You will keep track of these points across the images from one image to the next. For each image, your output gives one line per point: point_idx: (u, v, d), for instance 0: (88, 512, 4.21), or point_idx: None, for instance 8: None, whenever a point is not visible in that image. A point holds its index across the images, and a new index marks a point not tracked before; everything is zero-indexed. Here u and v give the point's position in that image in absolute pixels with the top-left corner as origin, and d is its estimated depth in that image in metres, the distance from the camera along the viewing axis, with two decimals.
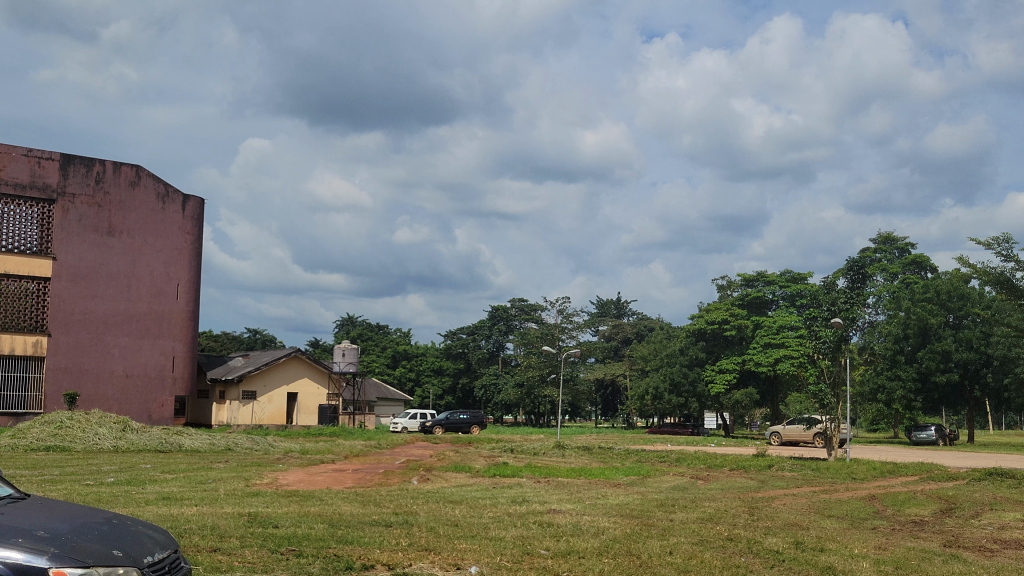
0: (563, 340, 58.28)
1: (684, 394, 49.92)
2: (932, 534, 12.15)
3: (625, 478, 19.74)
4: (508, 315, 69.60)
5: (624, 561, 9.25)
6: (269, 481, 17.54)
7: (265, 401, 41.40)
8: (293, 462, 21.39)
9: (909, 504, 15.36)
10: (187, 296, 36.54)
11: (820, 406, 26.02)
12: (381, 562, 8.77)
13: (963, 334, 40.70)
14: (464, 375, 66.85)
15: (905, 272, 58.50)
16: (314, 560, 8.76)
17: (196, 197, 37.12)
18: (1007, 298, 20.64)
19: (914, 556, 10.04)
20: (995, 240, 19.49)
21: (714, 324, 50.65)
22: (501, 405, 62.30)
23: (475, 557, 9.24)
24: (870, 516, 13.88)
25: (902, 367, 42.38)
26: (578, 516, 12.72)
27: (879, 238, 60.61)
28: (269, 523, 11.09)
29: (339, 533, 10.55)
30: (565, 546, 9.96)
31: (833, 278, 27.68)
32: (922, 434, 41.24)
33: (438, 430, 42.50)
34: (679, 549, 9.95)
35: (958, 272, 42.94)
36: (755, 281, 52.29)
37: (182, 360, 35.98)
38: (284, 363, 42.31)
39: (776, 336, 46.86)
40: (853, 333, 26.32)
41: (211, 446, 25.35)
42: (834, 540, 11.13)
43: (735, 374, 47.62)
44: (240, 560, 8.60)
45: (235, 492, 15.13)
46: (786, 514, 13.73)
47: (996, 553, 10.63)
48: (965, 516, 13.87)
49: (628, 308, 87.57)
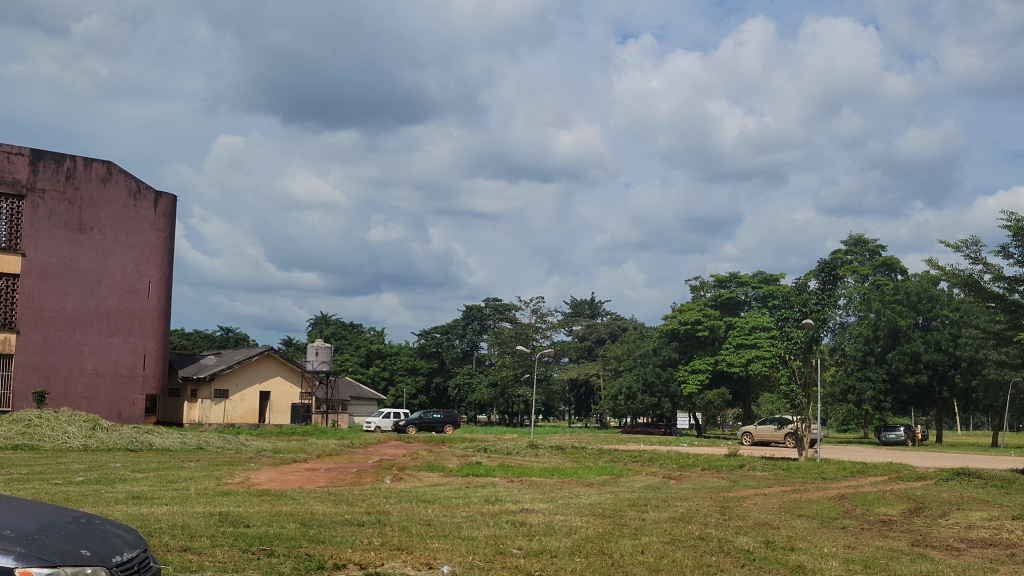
0: (537, 340, 58.33)
1: (658, 394, 50.13)
2: (901, 533, 12.30)
3: (598, 478, 19.76)
4: (482, 315, 69.58)
5: (596, 560, 9.27)
6: (240, 481, 17.41)
7: (237, 400, 41.11)
8: (265, 462, 21.24)
9: (878, 504, 15.53)
10: (158, 294, 36.35)
11: (791, 406, 26.25)
12: (353, 562, 8.74)
13: (933, 335, 41.18)
14: (437, 375, 67.32)
15: (876, 273, 59.14)
16: (286, 560, 8.71)
17: (168, 194, 36.91)
18: (975, 299, 20.90)
19: (882, 556, 10.15)
20: (963, 241, 19.80)
21: (687, 325, 50.86)
22: (475, 404, 62.24)
23: (447, 557, 9.23)
24: (840, 516, 14.02)
25: (872, 368, 42.74)
26: (550, 516, 12.74)
27: (850, 240, 61.27)
28: (240, 523, 10.99)
29: (310, 533, 10.52)
30: (538, 546, 9.97)
31: (804, 278, 27.91)
32: (891, 435, 41.65)
33: (411, 429, 42.37)
34: (651, 549, 10.00)
35: (928, 273, 43.42)
36: (728, 282, 52.62)
37: (153, 359, 35.80)
38: (256, 362, 42.09)
39: (748, 337, 47.24)
40: (824, 334, 26.60)
41: (182, 445, 25.15)
42: (804, 539, 11.23)
43: (708, 374, 47.84)
44: (211, 559, 8.57)
45: (206, 492, 15.01)
46: (757, 514, 13.85)
47: (962, 552, 10.78)
48: (933, 516, 14.05)
49: (601, 308, 87.76)
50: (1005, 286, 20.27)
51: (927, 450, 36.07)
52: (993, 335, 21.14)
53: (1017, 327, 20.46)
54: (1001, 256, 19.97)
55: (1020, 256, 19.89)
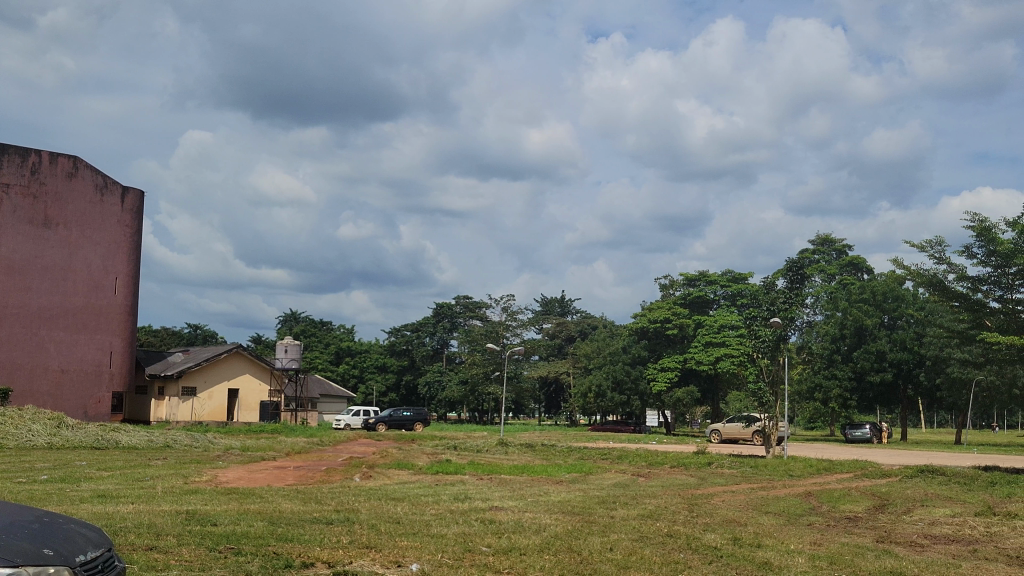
0: (507, 338, 58.36)
1: (627, 392, 50.25)
2: (865, 530, 12.47)
3: (568, 476, 19.81)
4: (452, 313, 70.07)
5: (564, 557, 9.31)
6: (207, 480, 17.20)
7: (205, 397, 40.80)
8: (234, 459, 21.19)
9: (843, 500, 15.71)
10: (125, 290, 36.05)
11: (759, 404, 26.53)
12: (321, 560, 8.71)
13: (898, 334, 41.78)
14: (408, 372, 67.00)
15: (842, 272, 59.77)
16: (253, 559, 8.65)
17: (135, 190, 36.60)
18: (939, 298, 21.21)
19: (847, 552, 10.26)
20: (927, 241, 20.10)
21: (656, 323, 51.15)
22: (445, 402, 62.13)
23: (416, 555, 9.22)
24: (806, 512, 14.17)
25: (839, 366, 43.12)
26: (519, 513, 12.79)
27: (817, 239, 61.88)
28: (207, 523, 10.83)
29: (278, 531, 10.48)
30: (507, 543, 10.01)
31: (772, 277, 28.19)
32: (857, 432, 42.10)
33: (381, 426, 42.26)
34: (619, 546, 10.07)
35: (893, 273, 43.95)
36: (696, 281, 52.94)
37: (120, 356, 35.48)
38: (225, 359, 41.84)
39: (717, 335, 47.61)
40: (791, 332, 26.87)
41: (148, 443, 24.92)
42: (771, 536, 11.36)
43: (677, 372, 48.09)
44: (177, 558, 8.50)
45: (173, 490, 14.91)
46: (724, 510, 13.97)
47: (926, 549, 10.94)
48: (897, 512, 14.25)
49: (572, 306, 87.93)
50: (968, 286, 20.56)
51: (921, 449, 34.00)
52: (957, 334, 21.41)
53: (979, 326, 20.77)
54: (965, 257, 20.28)
55: (983, 257, 20.19)
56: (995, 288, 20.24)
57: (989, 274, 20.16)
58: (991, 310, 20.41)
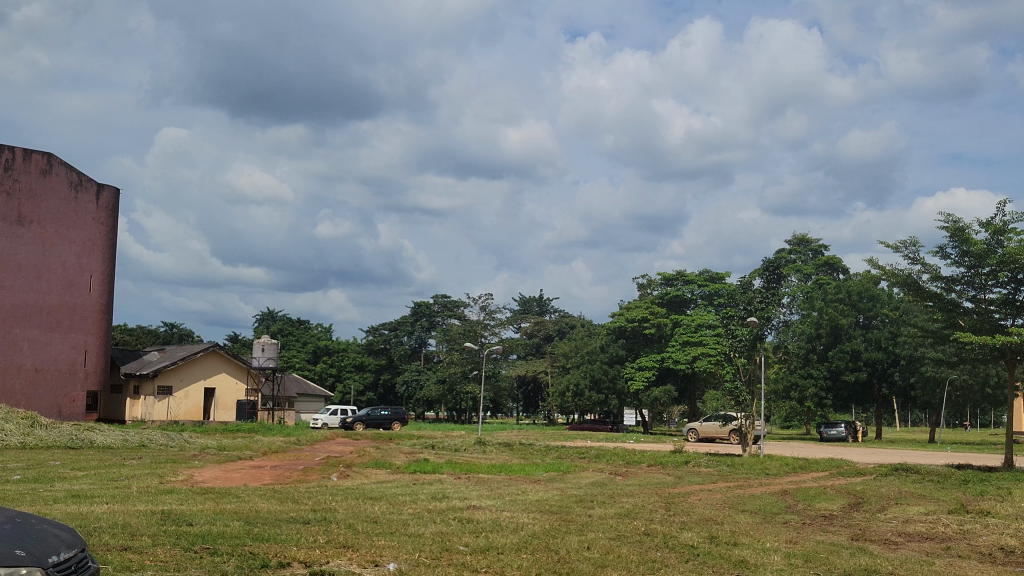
0: (485, 337, 58.35)
1: (604, 391, 50.28)
2: (840, 528, 12.59)
3: (546, 475, 19.83)
4: (430, 312, 69.69)
5: (543, 556, 9.33)
6: (183, 480, 17.03)
7: (181, 397, 40.51)
8: (210, 458, 21.09)
9: (819, 499, 15.83)
10: (100, 289, 35.80)
11: (735, 403, 26.61)
12: (298, 560, 8.68)
13: (872, 334, 42.19)
14: (386, 371, 66.84)
15: (818, 272, 60.23)
16: (230, 559, 8.61)
17: (110, 187, 36.33)
18: (913, 298, 21.42)
19: (824, 550, 10.37)
20: (901, 242, 20.30)
21: (633, 322, 51.34)
22: (423, 401, 62.05)
23: (393, 554, 9.24)
24: (782, 511, 14.27)
25: (815, 365, 43.40)
26: (497, 512, 12.79)
27: (793, 239, 62.30)
28: (183, 523, 10.76)
29: (255, 530, 10.45)
30: (484, 542, 10.03)
31: (749, 276, 28.35)
32: (832, 431, 42.39)
33: (358, 426, 42.14)
34: (596, 545, 10.08)
35: (868, 273, 44.31)
36: (674, 281, 53.13)
37: (94, 354, 35.21)
38: (202, 357, 41.62)
39: (694, 334, 47.88)
40: (768, 331, 27.08)
41: (124, 442, 24.74)
42: (748, 534, 11.44)
43: (654, 371, 48.27)
44: (152, 559, 8.45)
45: (149, 490, 14.82)
46: (701, 510, 14.05)
47: (900, 545, 11.09)
48: (872, 510, 14.39)
49: (550, 305, 88.01)
50: (942, 286, 20.77)
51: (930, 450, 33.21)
52: (931, 333, 21.62)
53: (953, 326, 20.99)
54: (938, 257, 20.49)
55: (956, 257, 20.40)
56: (968, 288, 20.46)
57: (963, 274, 20.39)
58: (964, 310, 20.63)
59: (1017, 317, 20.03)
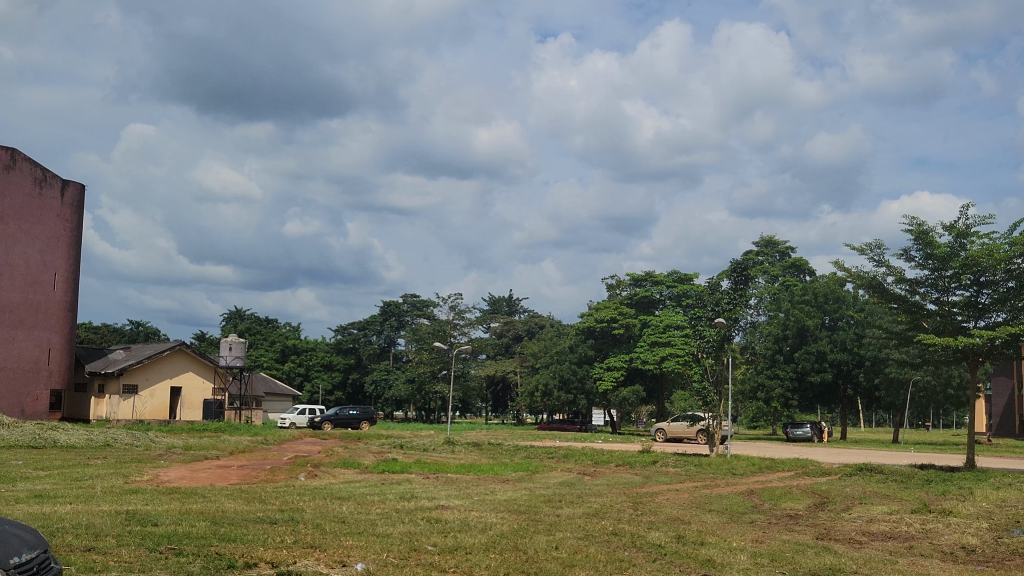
0: (454, 336, 58.25)
1: (573, 391, 50.40)
2: (806, 527, 12.76)
3: (515, 474, 19.84)
4: (400, 311, 69.79)
5: (511, 556, 9.32)
6: (148, 480, 16.82)
7: (147, 395, 40.06)
8: (175, 458, 20.87)
9: (785, 499, 15.99)
10: (64, 286, 35.36)
11: (703, 404, 26.77)
12: (264, 560, 8.64)
13: (838, 335, 42.62)
14: (354, 371, 66.73)
15: (785, 274, 60.94)
16: (195, 559, 8.55)
17: (75, 182, 35.92)
18: (877, 300, 21.67)
19: (788, 548, 10.49)
20: (866, 245, 20.54)
21: (602, 323, 51.54)
22: (392, 400, 61.86)
23: (361, 553, 9.22)
24: (748, 511, 14.40)
25: (781, 366, 43.78)
26: (466, 512, 12.78)
27: (761, 241, 62.89)
28: (147, 523, 10.65)
29: (221, 531, 10.36)
30: (453, 542, 10.02)
31: (716, 278, 28.53)
32: (798, 432, 42.79)
33: (327, 426, 41.91)
34: (564, 544, 10.10)
35: (834, 275, 44.73)
36: (643, 281, 53.30)
37: (58, 353, 34.72)
38: (168, 356, 41.22)
39: (662, 335, 48.14)
40: (735, 332, 27.27)
41: (88, 442, 24.39)
42: (715, 533, 11.54)
43: (622, 372, 48.46)
44: (116, 559, 8.39)
45: (114, 489, 14.64)
46: (670, 509, 14.13)
47: (864, 545, 11.20)
48: (837, 510, 14.54)
49: (519, 305, 88.14)
50: (906, 288, 21.03)
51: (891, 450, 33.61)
52: (895, 335, 21.89)
53: (917, 327, 21.26)
54: (903, 260, 20.75)
55: (920, 260, 20.66)
56: (932, 290, 20.74)
57: (926, 277, 20.65)
58: (928, 312, 20.91)
59: (979, 319, 20.32)
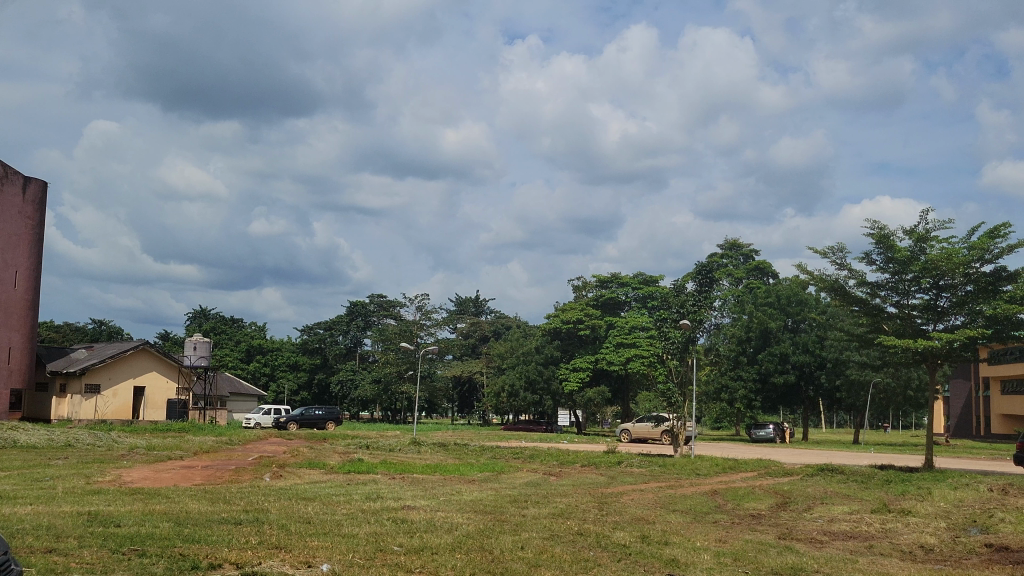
0: (421, 337, 58.16)
1: (539, 392, 50.42)
2: (768, 526, 12.97)
3: (481, 475, 19.85)
4: (366, 311, 69.10)
5: (476, 556, 9.40)
6: (111, 480, 16.74)
7: (110, 395, 39.61)
8: (139, 458, 20.74)
9: (748, 498, 16.21)
10: (26, 284, 34.93)
11: (667, 404, 26.97)
12: (229, 561, 8.62)
13: (800, 338, 43.07)
14: (320, 371, 66.53)
15: (749, 276, 61.49)
16: (158, 560, 8.53)
17: (37, 180, 35.49)
18: (839, 303, 21.95)
19: (751, 548, 10.64)
20: (829, 248, 20.84)
21: (569, 324, 51.80)
22: (357, 401, 61.64)
23: (327, 555, 9.20)
24: (712, 510, 14.60)
25: (744, 368, 44.21)
26: (433, 512, 12.84)
27: (726, 244, 63.43)
28: (110, 523, 10.65)
29: (185, 532, 10.27)
30: (419, 542, 10.07)
31: (681, 280, 28.83)
32: (761, 432, 43.32)
33: (292, 426, 41.67)
34: (530, 544, 10.20)
35: (797, 278, 45.11)
36: (609, 283, 53.59)
37: (18, 352, 34.30)
38: (131, 355, 40.79)
39: (627, 336, 48.42)
40: (699, 334, 27.54)
41: (50, 442, 24.12)
42: (679, 533, 11.68)
43: (588, 372, 48.69)
44: (77, 561, 8.30)
45: (76, 490, 14.49)
46: (635, 509, 14.29)
47: (824, 545, 11.35)
48: (798, 510, 14.75)
49: (486, 306, 88.14)
50: (867, 291, 21.36)
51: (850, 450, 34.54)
52: (855, 337, 22.24)
53: (877, 330, 21.61)
54: (864, 263, 21.06)
55: (881, 264, 21.00)
56: (892, 294, 21.09)
57: (887, 280, 20.98)
58: (888, 315, 21.29)
59: (938, 322, 20.71)
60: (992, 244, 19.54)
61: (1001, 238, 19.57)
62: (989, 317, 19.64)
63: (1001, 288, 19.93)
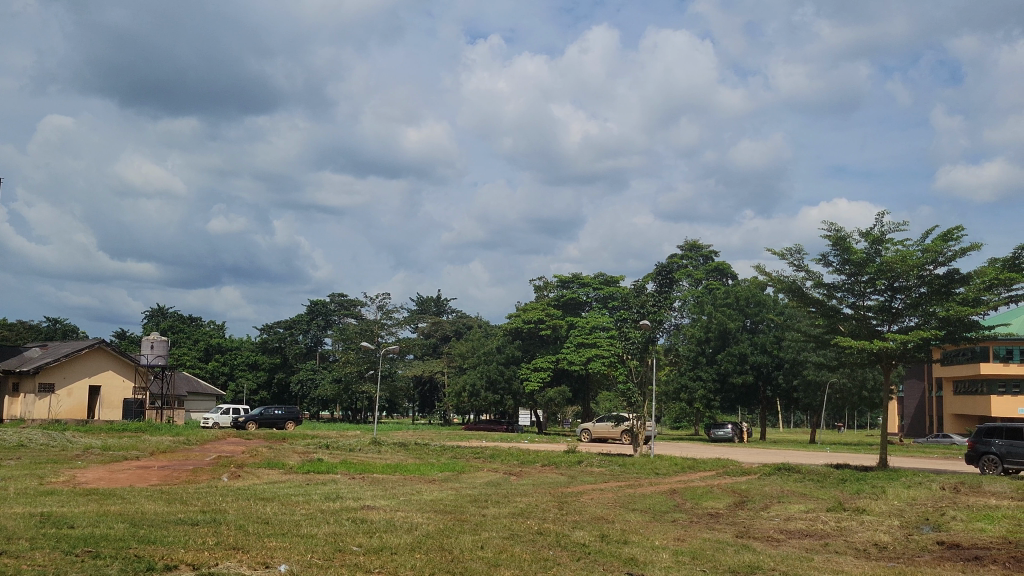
0: (382, 336, 57.86)
1: (500, 391, 50.45)
2: (726, 525, 13.03)
3: (441, 475, 19.77)
4: (327, 310, 68.20)
5: (436, 556, 9.38)
6: (65, 480, 16.54)
7: (64, 394, 38.96)
8: (94, 458, 20.51)
9: (707, 497, 16.37)
10: None
11: (628, 404, 27.05)
12: (185, 562, 8.55)
13: (758, 338, 43.46)
14: (280, 370, 65.46)
15: (708, 277, 61.94)
16: (114, 561, 8.49)
17: None
18: (797, 304, 22.21)
19: (708, 547, 10.68)
20: (786, 250, 21.14)
21: (530, 324, 51.89)
22: (317, 400, 61.21)
23: (285, 556, 9.14)
24: (670, 509, 14.73)
25: (703, 368, 44.55)
26: (392, 512, 12.81)
27: (686, 244, 63.93)
28: (65, 524, 10.57)
29: (139, 533, 10.17)
30: (378, 542, 10.06)
31: (641, 280, 29.04)
32: (720, 432, 43.63)
33: (251, 426, 41.24)
34: (490, 543, 10.22)
35: (755, 280, 45.47)
36: (570, 283, 53.79)
37: None
38: (86, 354, 40.20)
39: (588, 337, 48.61)
40: (659, 334, 27.76)
41: (2, 442, 23.70)
42: (637, 532, 11.75)
43: (549, 372, 48.69)
44: (30, 563, 8.20)
45: (28, 490, 14.25)
46: (595, 508, 14.35)
47: (781, 543, 11.47)
48: (755, 509, 14.87)
49: (448, 306, 88.06)
50: (824, 293, 21.65)
51: (808, 450, 34.78)
52: (813, 338, 22.51)
53: (834, 331, 21.91)
54: (821, 264, 21.35)
55: (837, 265, 21.26)
56: (848, 295, 21.39)
57: (843, 282, 21.27)
58: (844, 316, 21.60)
59: (892, 323, 21.05)
60: (946, 246, 19.87)
61: (954, 241, 19.92)
62: (942, 318, 19.94)
63: (954, 289, 20.29)
